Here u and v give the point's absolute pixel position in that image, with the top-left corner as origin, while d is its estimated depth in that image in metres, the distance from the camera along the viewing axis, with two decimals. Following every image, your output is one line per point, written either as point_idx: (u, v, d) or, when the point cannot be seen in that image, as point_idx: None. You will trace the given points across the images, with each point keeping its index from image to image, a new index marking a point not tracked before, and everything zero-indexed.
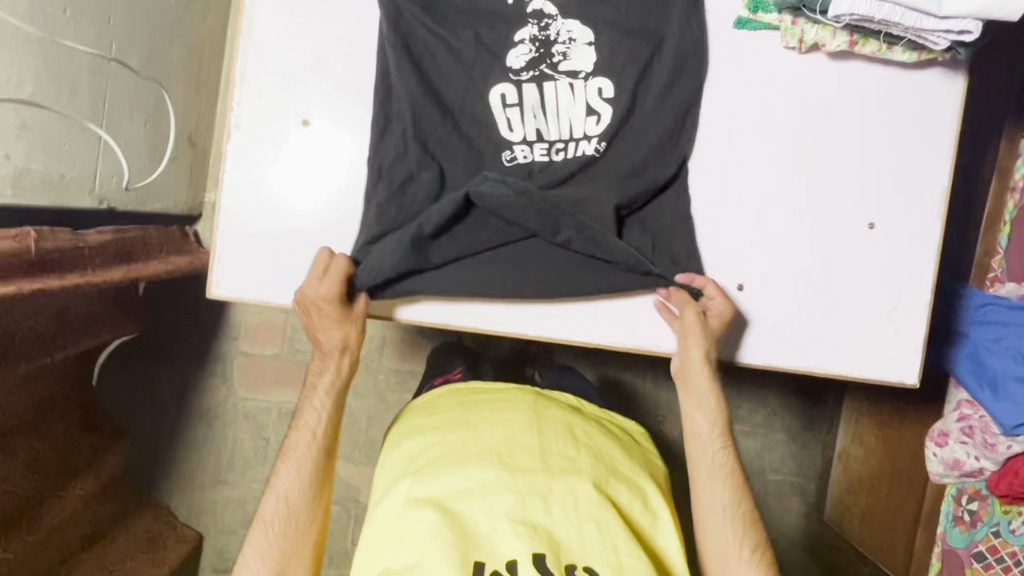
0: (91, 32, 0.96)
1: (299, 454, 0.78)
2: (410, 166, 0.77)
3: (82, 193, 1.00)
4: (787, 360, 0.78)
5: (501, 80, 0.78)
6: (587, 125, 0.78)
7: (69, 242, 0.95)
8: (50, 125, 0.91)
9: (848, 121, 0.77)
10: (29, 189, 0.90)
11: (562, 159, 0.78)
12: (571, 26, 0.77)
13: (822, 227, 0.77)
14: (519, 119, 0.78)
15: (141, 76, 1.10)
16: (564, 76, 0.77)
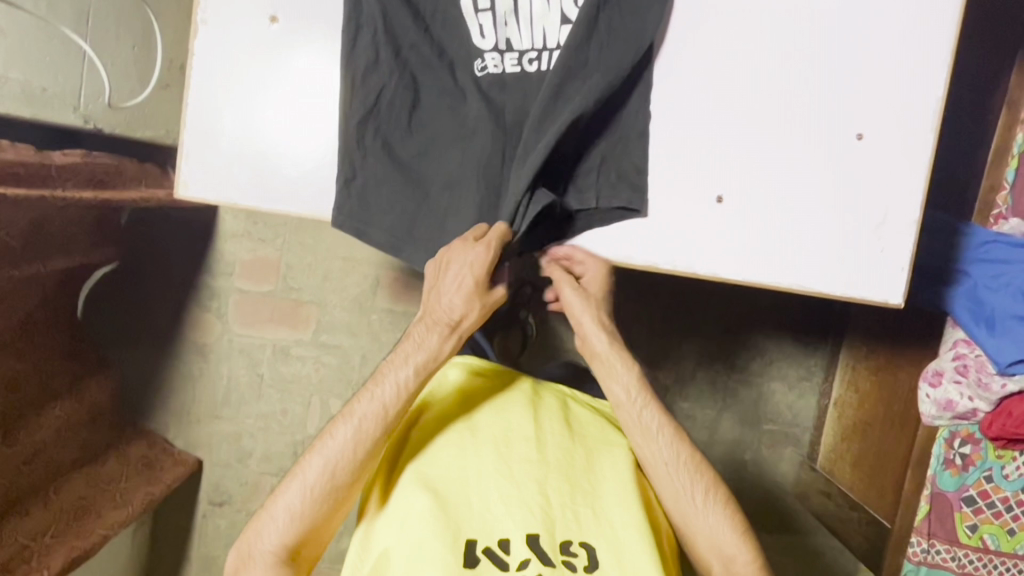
0: None
1: (365, 425, 0.74)
2: (383, 74, 0.77)
3: (65, 109, 1.00)
4: (764, 276, 0.77)
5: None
6: (561, 35, 0.77)
7: (31, 157, 0.96)
8: (29, 33, 0.91)
9: (831, 28, 0.75)
10: (7, 96, 0.90)
11: (535, 70, 0.78)
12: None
13: (803, 138, 0.76)
14: (491, 25, 0.77)
15: None
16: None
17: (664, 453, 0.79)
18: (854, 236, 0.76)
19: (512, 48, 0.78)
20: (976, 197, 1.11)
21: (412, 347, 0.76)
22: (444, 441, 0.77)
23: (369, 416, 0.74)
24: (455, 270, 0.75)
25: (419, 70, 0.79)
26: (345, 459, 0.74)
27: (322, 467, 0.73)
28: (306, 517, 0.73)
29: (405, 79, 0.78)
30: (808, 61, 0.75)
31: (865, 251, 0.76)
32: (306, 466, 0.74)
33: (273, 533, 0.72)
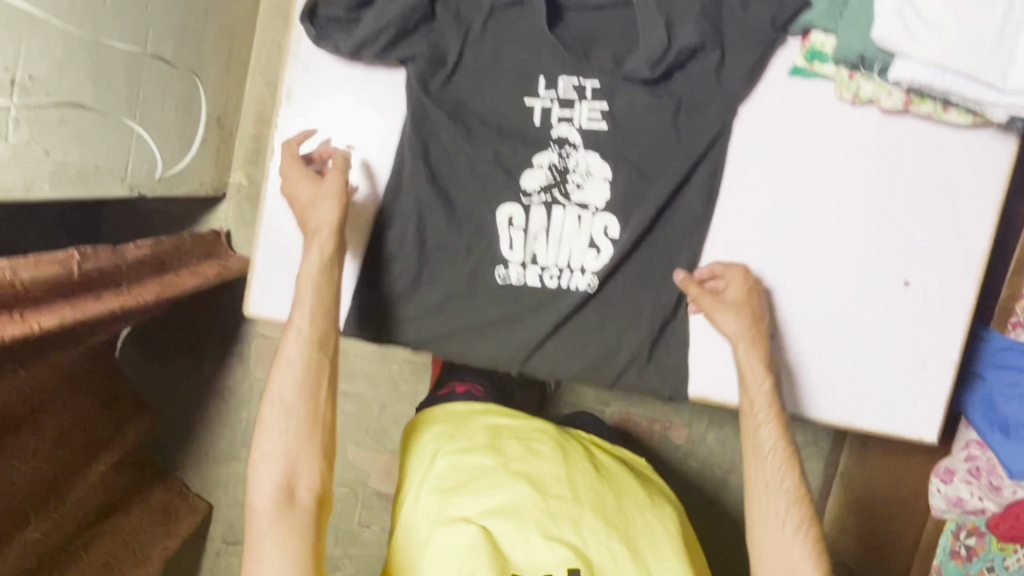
0: (129, 21, 0.95)
1: (286, 401, 0.80)
2: (414, 261, 0.83)
3: (113, 180, 1.00)
4: (838, 417, 0.82)
5: (511, 202, 0.82)
6: (585, 258, 0.82)
7: (110, 260, 0.89)
8: (87, 117, 0.90)
9: (882, 181, 0.79)
10: (67, 182, 0.89)
11: (554, 285, 0.82)
12: (590, 159, 0.81)
13: (852, 286, 0.80)
14: (520, 241, 0.82)
15: (174, 64, 1.11)
16: (574, 205, 0.81)
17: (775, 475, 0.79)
18: (898, 381, 0.80)
19: (537, 262, 0.82)
20: (995, 300, 1.15)
21: (300, 318, 0.81)
22: (485, 477, 0.85)
23: (285, 394, 0.80)
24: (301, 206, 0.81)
25: (440, 271, 0.84)
26: (294, 391, 0.80)
27: (275, 466, 0.77)
28: (287, 456, 0.78)
29: (419, 268, 0.83)
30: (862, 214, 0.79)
31: (906, 396, 0.80)
32: (276, 388, 0.80)
33: (268, 458, 0.78)
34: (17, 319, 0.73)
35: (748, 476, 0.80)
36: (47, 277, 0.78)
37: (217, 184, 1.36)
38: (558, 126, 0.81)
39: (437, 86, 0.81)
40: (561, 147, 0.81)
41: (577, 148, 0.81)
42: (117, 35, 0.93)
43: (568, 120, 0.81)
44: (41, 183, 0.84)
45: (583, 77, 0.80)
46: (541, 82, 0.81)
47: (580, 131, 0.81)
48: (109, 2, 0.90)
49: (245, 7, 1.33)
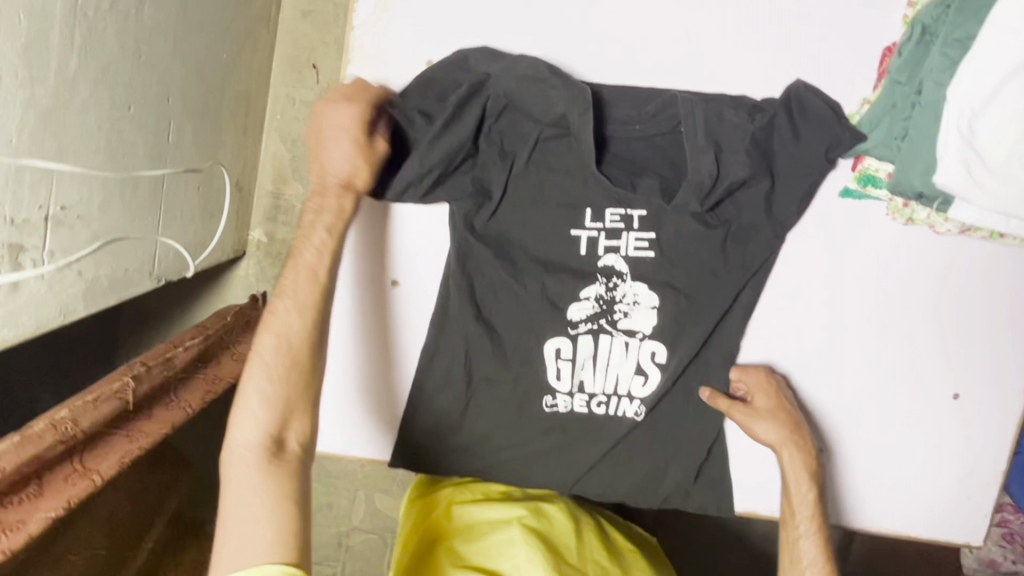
0: (152, 118, 0.93)
1: (258, 388, 0.77)
2: (489, 391, 0.96)
3: (142, 277, 0.99)
4: (887, 520, 1.01)
5: (558, 335, 0.95)
6: (635, 384, 0.96)
7: (158, 375, 1.02)
8: (116, 226, 0.88)
9: (945, 318, 0.96)
10: (99, 296, 0.88)
11: (602, 409, 0.97)
12: (638, 289, 0.94)
13: (918, 405, 0.98)
14: (567, 370, 0.96)
15: (196, 144, 1.08)
16: (621, 334, 0.95)
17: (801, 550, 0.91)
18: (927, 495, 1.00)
19: (584, 390, 0.96)
20: None
21: (284, 305, 0.81)
22: (502, 535, 0.94)
23: (257, 376, 0.78)
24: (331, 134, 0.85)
25: (494, 402, 0.97)
26: (277, 359, 0.79)
27: (251, 457, 0.75)
28: (274, 409, 0.78)
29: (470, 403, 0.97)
30: (928, 348, 0.97)
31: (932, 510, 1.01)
32: (260, 347, 0.79)
33: (249, 417, 0.77)
34: (80, 471, 0.86)
35: (785, 572, 0.91)
36: (104, 416, 0.90)
37: (238, 246, 1.34)
38: (606, 255, 0.94)
39: (479, 225, 0.93)
40: (609, 280, 0.94)
41: (625, 278, 0.94)
42: (141, 138, 0.91)
43: (616, 248, 0.93)
44: (75, 307, 0.83)
45: (630, 207, 0.92)
46: (586, 214, 0.93)
47: (626, 258, 0.93)
48: (133, 108, 0.88)
49: (259, 64, 1.29)
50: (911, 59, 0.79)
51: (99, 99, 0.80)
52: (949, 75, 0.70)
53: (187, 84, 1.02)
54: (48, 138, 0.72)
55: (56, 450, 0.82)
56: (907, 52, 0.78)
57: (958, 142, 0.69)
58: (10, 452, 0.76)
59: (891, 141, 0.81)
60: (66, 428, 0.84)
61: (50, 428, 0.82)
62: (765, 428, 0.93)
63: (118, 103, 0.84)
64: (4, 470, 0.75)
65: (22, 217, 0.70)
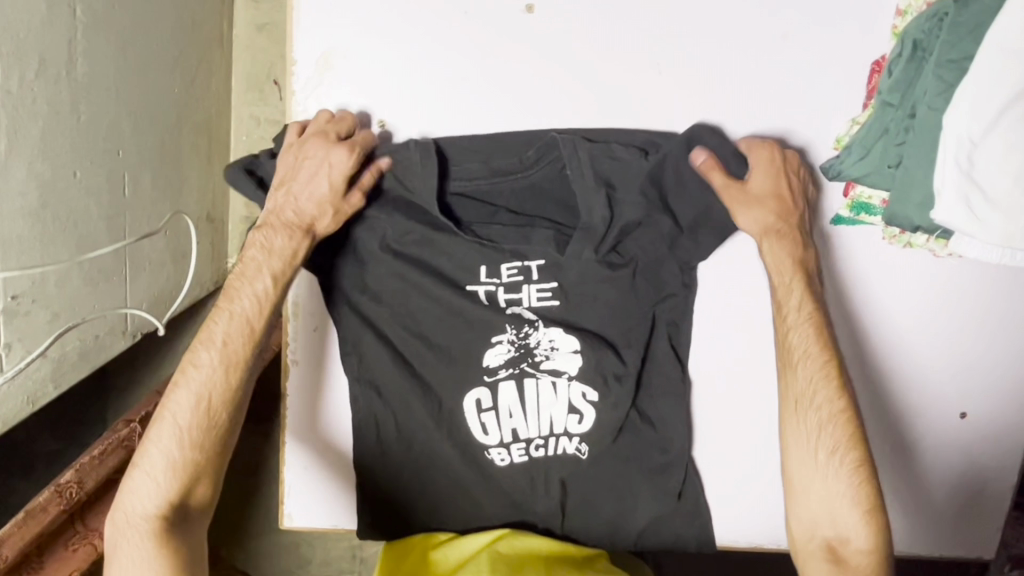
0: (103, 176, 0.88)
1: (178, 430, 0.74)
2: (423, 445, 0.89)
3: (115, 339, 0.95)
4: (923, 545, 0.99)
5: (479, 385, 0.88)
6: (569, 423, 0.88)
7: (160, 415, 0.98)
8: (80, 296, 0.85)
9: (951, 326, 0.92)
10: (69, 372, 0.85)
11: (542, 453, 0.89)
12: (552, 333, 0.87)
13: (928, 421, 0.96)
14: (495, 424, 0.88)
15: (155, 187, 1.03)
16: (547, 374, 0.88)
17: (820, 467, 0.78)
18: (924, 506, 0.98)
19: (519, 438, 0.89)
20: None
21: (224, 328, 0.77)
22: None
23: (179, 418, 0.75)
24: (314, 163, 0.80)
25: (440, 454, 0.89)
26: (189, 420, 0.75)
27: (139, 525, 0.72)
28: (176, 472, 0.74)
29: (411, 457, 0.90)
30: (931, 361, 0.94)
31: (924, 523, 0.98)
32: (173, 404, 0.75)
33: (143, 483, 0.74)
34: (82, 532, 0.84)
35: (787, 434, 0.80)
36: (111, 468, 0.87)
37: (218, 277, 1.31)
38: (509, 307, 0.88)
39: (377, 287, 0.87)
40: (520, 326, 0.87)
41: (535, 325, 0.88)
42: (92, 202, 0.86)
43: (517, 301, 0.87)
44: (45, 389, 0.81)
45: (526, 257, 0.86)
46: (482, 270, 0.87)
47: (531, 309, 0.87)
48: (80, 173, 0.83)
49: (217, 90, 1.23)
50: (902, 77, 0.75)
51: (39, 174, 0.75)
52: (944, 101, 0.70)
53: (137, 130, 0.96)
54: None
55: (62, 516, 0.79)
56: (897, 73, 0.74)
57: (957, 177, 0.69)
58: (16, 532, 0.73)
59: (883, 167, 0.77)
60: (70, 491, 0.81)
61: (54, 496, 0.79)
62: (792, 299, 0.81)
63: (62, 172, 0.79)
64: (9, 554, 0.72)
65: None
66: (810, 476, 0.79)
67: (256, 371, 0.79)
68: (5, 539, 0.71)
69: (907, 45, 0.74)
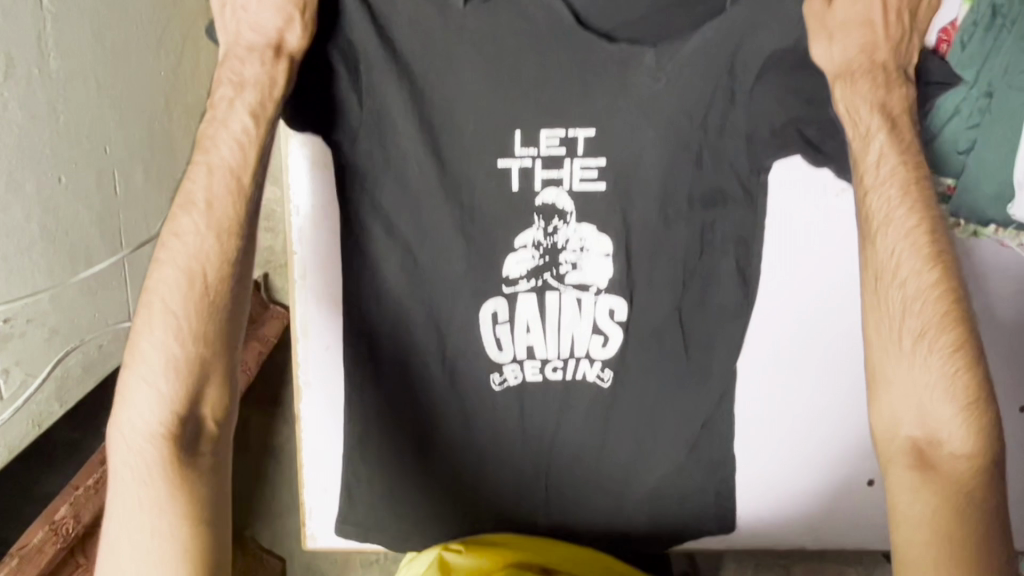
0: (91, 176, 0.82)
1: (175, 313, 0.60)
2: None
3: (121, 346, 0.91)
4: None
5: (495, 297, 0.75)
6: (593, 346, 0.77)
7: None
8: (77, 306, 0.80)
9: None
10: (74, 387, 0.81)
11: (559, 376, 0.78)
12: (583, 231, 0.74)
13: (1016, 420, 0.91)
14: (511, 338, 0.76)
15: (148, 181, 0.97)
16: (572, 287, 0.75)
17: (923, 372, 0.62)
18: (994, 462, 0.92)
19: (535, 356, 0.77)
20: None
21: (207, 176, 0.62)
22: None
23: (170, 301, 0.61)
24: None
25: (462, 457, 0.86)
26: (187, 310, 0.61)
27: (142, 438, 0.60)
28: (178, 371, 0.60)
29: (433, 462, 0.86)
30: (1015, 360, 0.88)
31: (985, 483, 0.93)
32: (159, 290, 0.61)
33: (141, 393, 0.60)
34: (84, 567, 0.78)
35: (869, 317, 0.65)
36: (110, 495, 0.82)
37: None
38: (542, 190, 0.72)
39: None
40: (548, 219, 0.73)
41: (567, 218, 0.73)
42: (83, 204, 0.81)
43: (552, 186, 0.72)
44: (49, 408, 0.78)
45: (570, 126, 0.70)
46: (517, 136, 0.70)
47: (571, 193, 0.73)
48: (66, 178, 0.77)
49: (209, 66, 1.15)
50: (978, 51, 0.70)
51: (20, 184, 0.70)
52: None
53: (124, 122, 0.90)
54: None
55: (60, 554, 0.75)
56: (973, 46, 0.70)
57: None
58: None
59: (954, 154, 0.74)
60: (66, 527, 0.76)
61: (50, 535, 0.74)
62: (882, 161, 0.64)
63: (46, 179, 0.74)
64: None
65: None
66: (898, 381, 0.63)
67: (254, 240, 0.64)
68: None
69: (985, 12, 0.69)
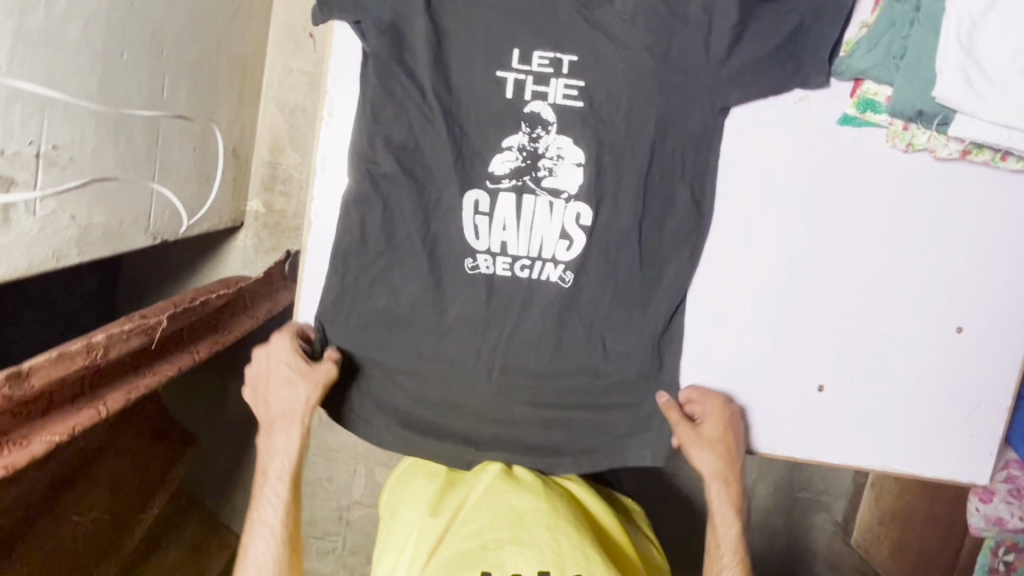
0: (144, 68, 0.92)
1: (300, 378, 0.68)
2: None
3: (137, 233, 0.97)
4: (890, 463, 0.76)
5: (476, 186, 0.69)
6: (557, 249, 0.70)
7: (178, 323, 0.93)
8: (109, 170, 0.87)
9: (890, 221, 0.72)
10: (91, 244, 0.86)
11: (525, 277, 0.70)
12: (561, 141, 0.69)
13: (939, 336, 0.74)
14: (485, 229, 0.69)
15: (188, 97, 1.07)
16: (545, 192, 0.69)
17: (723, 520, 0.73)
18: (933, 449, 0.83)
19: (505, 253, 0.70)
20: None
21: (298, 397, 0.69)
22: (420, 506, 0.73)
23: (292, 412, 0.69)
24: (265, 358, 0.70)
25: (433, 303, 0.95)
26: (298, 402, 0.69)
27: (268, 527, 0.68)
28: (302, 429, 0.69)
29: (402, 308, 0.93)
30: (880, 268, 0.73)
31: None
32: (269, 399, 0.69)
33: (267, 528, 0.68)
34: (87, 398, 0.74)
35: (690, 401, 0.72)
36: (132, 350, 0.81)
37: (234, 215, 1.35)
38: (531, 102, 0.68)
39: None
40: (531, 129, 0.68)
41: (549, 129, 0.68)
42: (134, 86, 0.90)
43: (542, 96, 0.68)
44: (69, 251, 0.82)
45: (559, 49, 0.67)
46: None
47: (554, 108, 0.68)
48: (126, 55, 0.87)
49: (255, 32, 1.29)
50: None
51: (90, 42, 0.79)
52: None
53: (180, 37, 1.01)
54: (38, 71, 0.70)
55: (80, 374, 0.72)
56: None
57: (960, 57, 0.60)
58: (45, 366, 0.66)
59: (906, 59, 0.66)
60: (97, 353, 0.74)
61: (85, 349, 0.72)
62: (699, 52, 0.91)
63: (111, 48, 0.83)
64: (33, 385, 0.65)
65: (12, 150, 0.69)
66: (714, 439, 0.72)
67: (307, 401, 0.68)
68: (37, 367, 0.65)
69: None
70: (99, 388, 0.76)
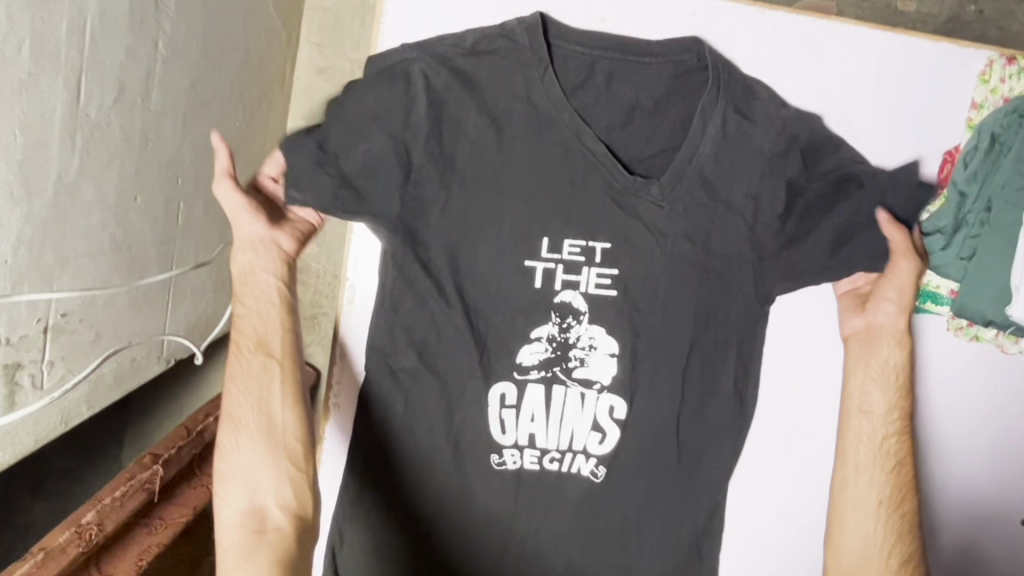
0: (160, 202, 0.89)
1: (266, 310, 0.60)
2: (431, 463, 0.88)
3: (150, 363, 0.94)
4: None
5: (504, 377, 0.65)
6: (588, 441, 0.66)
7: (184, 455, 0.88)
8: (122, 313, 0.84)
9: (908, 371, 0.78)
10: (102, 392, 0.83)
11: (554, 469, 0.67)
12: (595, 331, 0.65)
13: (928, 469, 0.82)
14: (513, 422, 0.66)
15: (206, 212, 1.03)
16: (576, 383, 0.66)
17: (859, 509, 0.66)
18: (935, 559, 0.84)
19: (534, 445, 0.66)
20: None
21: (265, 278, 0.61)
22: None
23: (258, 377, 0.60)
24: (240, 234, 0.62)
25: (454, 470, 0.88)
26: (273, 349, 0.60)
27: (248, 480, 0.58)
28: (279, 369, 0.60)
29: None
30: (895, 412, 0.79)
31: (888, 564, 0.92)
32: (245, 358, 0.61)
33: (272, 403, 0.60)
34: None
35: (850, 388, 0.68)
36: (130, 512, 0.77)
37: None
38: (562, 289, 0.64)
39: None
40: (562, 318, 0.65)
41: (581, 318, 0.65)
42: (149, 226, 0.87)
43: (574, 285, 0.64)
44: (78, 408, 0.79)
45: (592, 236, 0.64)
46: None
47: (587, 296, 0.65)
48: (140, 197, 0.84)
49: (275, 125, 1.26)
50: (979, 168, 0.67)
51: (104, 195, 0.76)
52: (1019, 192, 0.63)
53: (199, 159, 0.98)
54: (48, 250, 0.68)
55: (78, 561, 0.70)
56: (972, 164, 0.68)
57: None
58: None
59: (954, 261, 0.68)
60: (90, 535, 0.71)
61: (74, 537, 0.70)
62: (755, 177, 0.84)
63: (124, 196, 0.80)
64: None
65: (19, 335, 0.66)
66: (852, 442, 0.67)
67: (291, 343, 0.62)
68: None
69: (983, 139, 0.68)
70: (104, 563, 0.74)
